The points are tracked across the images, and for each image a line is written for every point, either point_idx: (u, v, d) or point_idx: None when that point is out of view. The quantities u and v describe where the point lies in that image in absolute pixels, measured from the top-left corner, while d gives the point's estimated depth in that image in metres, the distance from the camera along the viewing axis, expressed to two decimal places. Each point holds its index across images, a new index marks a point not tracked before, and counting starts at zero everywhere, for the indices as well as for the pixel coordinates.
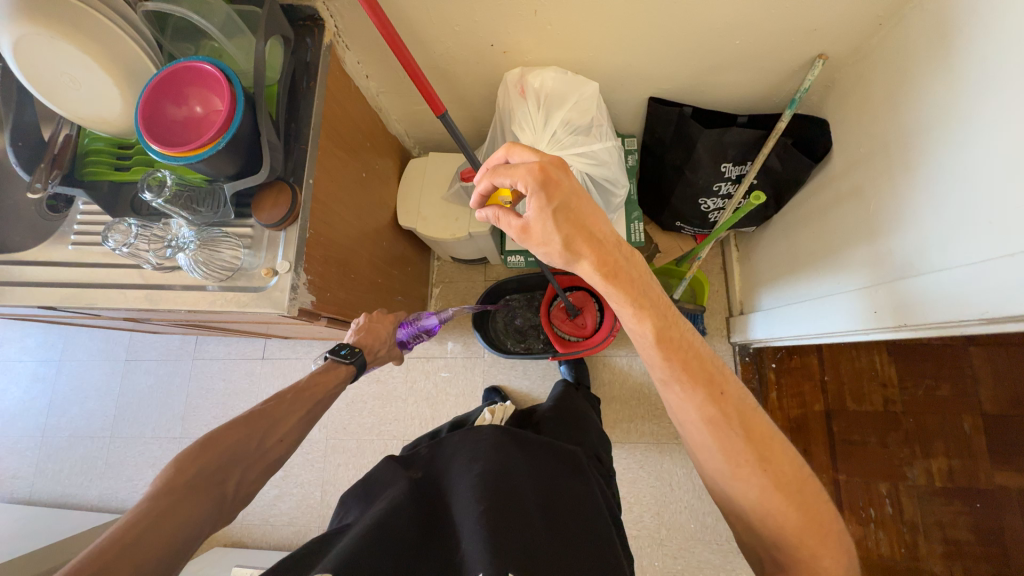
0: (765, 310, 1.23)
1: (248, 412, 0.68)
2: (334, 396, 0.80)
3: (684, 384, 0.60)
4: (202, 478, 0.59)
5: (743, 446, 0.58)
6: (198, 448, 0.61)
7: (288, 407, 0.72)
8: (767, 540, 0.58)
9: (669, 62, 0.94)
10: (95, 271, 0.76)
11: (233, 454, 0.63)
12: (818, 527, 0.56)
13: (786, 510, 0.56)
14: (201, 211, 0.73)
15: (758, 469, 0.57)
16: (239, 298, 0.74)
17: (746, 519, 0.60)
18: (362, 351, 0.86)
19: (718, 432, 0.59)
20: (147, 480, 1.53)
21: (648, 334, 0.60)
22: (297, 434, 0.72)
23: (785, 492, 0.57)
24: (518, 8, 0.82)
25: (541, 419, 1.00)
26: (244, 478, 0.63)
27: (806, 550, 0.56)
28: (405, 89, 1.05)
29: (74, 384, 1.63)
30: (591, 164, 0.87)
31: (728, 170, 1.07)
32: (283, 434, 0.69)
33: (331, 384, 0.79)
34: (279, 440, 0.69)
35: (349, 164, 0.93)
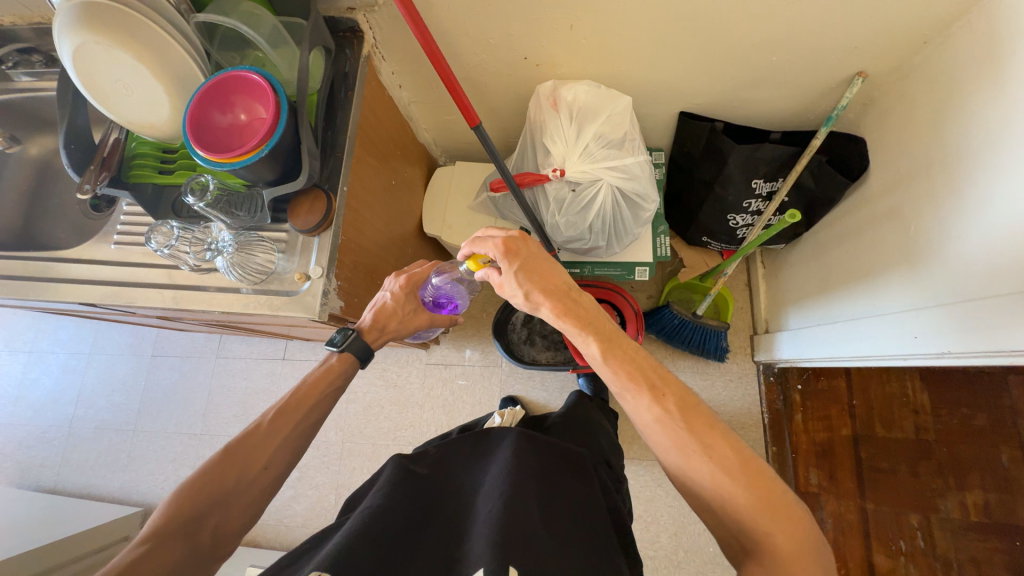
0: (794, 329, 1.20)
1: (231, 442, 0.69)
2: (332, 398, 0.78)
3: (630, 391, 0.60)
4: (184, 517, 0.62)
5: (692, 439, 0.56)
6: (182, 492, 0.64)
7: (273, 426, 0.71)
8: (734, 531, 0.54)
9: (704, 77, 0.93)
10: (134, 271, 0.78)
11: (213, 490, 0.65)
12: (772, 510, 0.52)
13: (736, 494, 0.54)
14: (238, 215, 0.75)
15: (699, 454, 0.56)
16: (272, 302, 0.75)
17: (707, 508, 0.57)
18: (360, 335, 0.81)
19: (671, 430, 0.57)
20: (168, 475, 1.56)
21: (593, 352, 0.62)
22: (291, 451, 0.72)
23: (732, 477, 0.54)
24: (554, 22, 0.82)
25: (551, 425, 0.98)
26: (226, 515, 0.65)
27: (764, 533, 0.52)
28: (437, 99, 1.06)
29: (102, 377, 1.67)
30: (622, 178, 0.86)
31: (759, 187, 1.06)
32: (268, 459, 0.69)
33: (329, 383, 0.77)
34: (263, 468, 0.68)
35: (380, 172, 0.94)
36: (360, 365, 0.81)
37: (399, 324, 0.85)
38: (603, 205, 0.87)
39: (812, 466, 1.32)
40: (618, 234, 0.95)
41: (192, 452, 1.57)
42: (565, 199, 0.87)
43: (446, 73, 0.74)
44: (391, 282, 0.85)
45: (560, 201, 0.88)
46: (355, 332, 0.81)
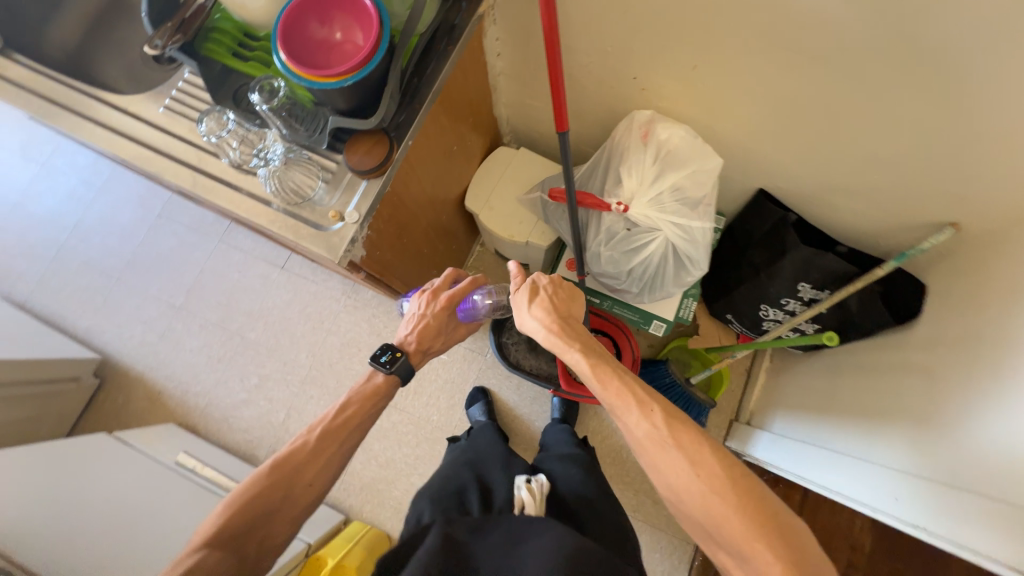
0: (774, 433, 1.19)
1: (275, 462, 0.70)
2: (370, 416, 0.78)
3: (620, 407, 0.66)
4: (237, 530, 0.65)
5: (683, 460, 0.61)
6: (228, 510, 0.66)
7: (317, 446, 0.72)
8: (726, 548, 0.58)
9: (798, 166, 0.89)
10: (172, 143, 0.75)
11: (264, 506, 0.67)
12: (762, 528, 0.55)
13: (725, 512, 0.57)
14: (297, 130, 0.71)
15: (689, 474, 0.60)
16: (298, 229, 0.72)
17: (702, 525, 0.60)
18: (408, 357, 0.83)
19: (662, 448, 0.62)
20: (135, 334, 1.56)
21: (582, 364, 0.69)
22: (333, 472, 0.73)
23: (721, 494, 0.58)
24: (678, 56, 0.78)
25: (578, 506, 0.83)
26: (272, 529, 0.68)
27: (752, 554, 0.55)
28: (529, 81, 1.02)
29: (103, 216, 1.65)
30: (681, 237, 0.83)
31: (803, 291, 1.02)
32: (310, 478, 0.71)
33: (373, 404, 0.78)
34: (308, 484, 0.70)
35: (446, 135, 0.90)
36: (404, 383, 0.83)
37: (433, 345, 0.88)
38: (652, 255, 0.84)
39: None
40: (654, 287, 0.92)
41: (166, 322, 1.57)
42: (616, 235, 0.85)
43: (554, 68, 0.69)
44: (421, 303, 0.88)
45: (610, 235, 0.85)
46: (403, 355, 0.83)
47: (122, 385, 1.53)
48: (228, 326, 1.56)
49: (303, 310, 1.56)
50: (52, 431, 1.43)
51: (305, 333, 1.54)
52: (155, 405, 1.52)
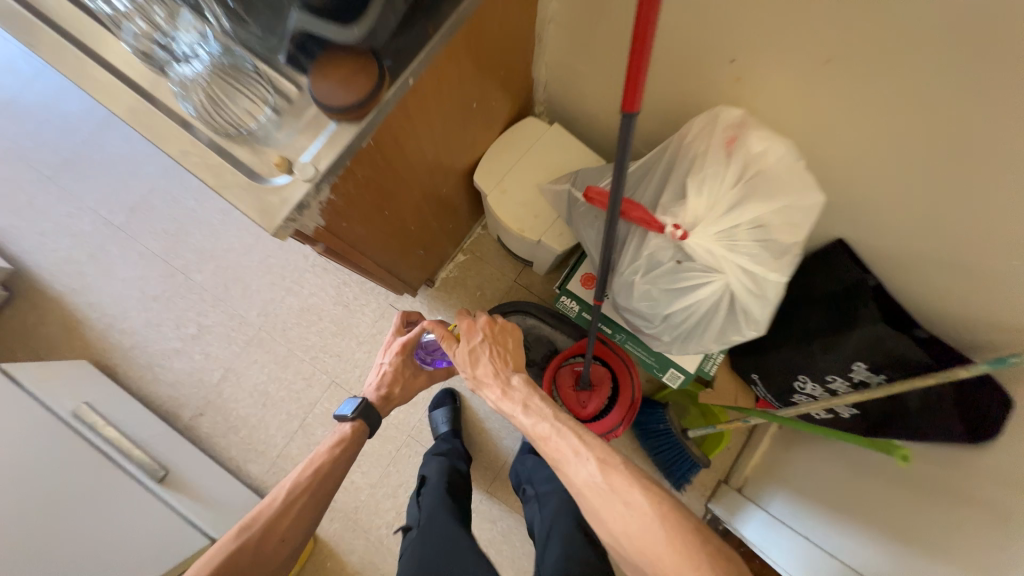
0: (766, 512, 1.06)
1: (246, 518, 0.66)
2: (345, 465, 0.76)
3: (563, 449, 0.62)
4: None
5: (625, 495, 0.58)
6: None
7: (291, 500, 0.69)
8: None
9: (904, 220, 0.70)
10: (81, 16, 0.54)
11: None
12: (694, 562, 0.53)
13: (661, 552, 0.54)
14: (247, 27, 0.50)
15: (630, 508, 0.57)
16: (224, 172, 0.50)
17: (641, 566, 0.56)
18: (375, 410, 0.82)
19: (606, 489, 0.59)
20: (60, 249, 1.32)
21: (523, 413, 0.66)
22: (309, 519, 0.70)
23: (657, 529, 0.56)
24: (805, 37, 0.57)
25: None
26: None
27: None
28: (587, 40, 0.79)
29: (45, 101, 1.38)
30: (748, 287, 0.63)
31: (856, 372, 0.83)
32: (282, 536, 0.67)
33: (345, 454, 0.77)
34: (279, 542, 0.67)
35: (467, 85, 0.68)
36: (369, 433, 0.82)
37: (402, 393, 0.87)
38: (701, 302, 0.64)
39: None
40: (686, 340, 0.72)
41: (99, 241, 1.33)
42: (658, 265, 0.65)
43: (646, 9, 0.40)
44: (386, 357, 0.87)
45: (650, 264, 0.65)
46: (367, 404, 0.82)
47: (35, 305, 1.30)
48: (173, 261, 1.33)
49: (264, 260, 1.34)
50: None
51: (261, 287, 1.33)
52: (71, 335, 1.30)
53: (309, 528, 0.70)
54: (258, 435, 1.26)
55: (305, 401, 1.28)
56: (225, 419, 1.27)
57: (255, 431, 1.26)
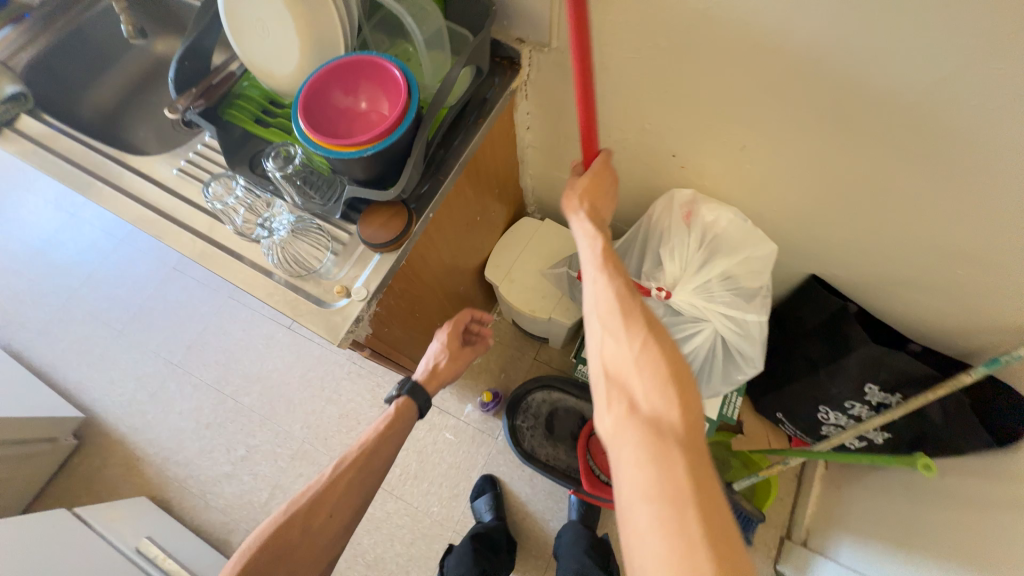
0: (842, 564, 0.99)
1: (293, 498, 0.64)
2: (394, 441, 0.73)
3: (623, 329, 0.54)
4: None
5: (671, 492, 0.44)
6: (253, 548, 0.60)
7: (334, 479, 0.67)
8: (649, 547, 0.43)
9: (864, 254, 0.79)
10: (180, 206, 0.70)
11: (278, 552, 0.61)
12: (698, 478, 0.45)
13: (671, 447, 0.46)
14: (311, 198, 0.65)
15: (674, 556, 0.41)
16: (297, 305, 0.64)
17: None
18: (421, 388, 0.79)
19: (663, 483, 0.45)
20: (125, 393, 1.46)
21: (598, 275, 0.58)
22: (354, 508, 0.66)
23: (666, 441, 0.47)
24: (725, 135, 0.72)
25: None
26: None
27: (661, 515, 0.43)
28: (559, 153, 0.97)
29: (117, 266, 1.62)
30: (734, 331, 0.72)
31: (871, 394, 0.87)
32: (332, 510, 0.65)
33: (395, 427, 0.73)
34: (326, 515, 0.64)
35: (469, 206, 0.85)
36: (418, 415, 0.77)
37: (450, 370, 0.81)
38: (697, 348, 0.73)
39: None
40: (703, 383, 0.79)
41: (159, 379, 1.48)
42: None
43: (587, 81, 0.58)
44: (440, 335, 0.86)
45: None
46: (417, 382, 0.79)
47: (101, 448, 1.41)
48: (222, 388, 1.45)
49: (304, 374, 1.45)
50: (15, 499, 1.29)
51: (302, 400, 1.42)
52: (130, 473, 1.38)
53: (348, 529, 0.66)
54: None
55: None
56: None
57: None
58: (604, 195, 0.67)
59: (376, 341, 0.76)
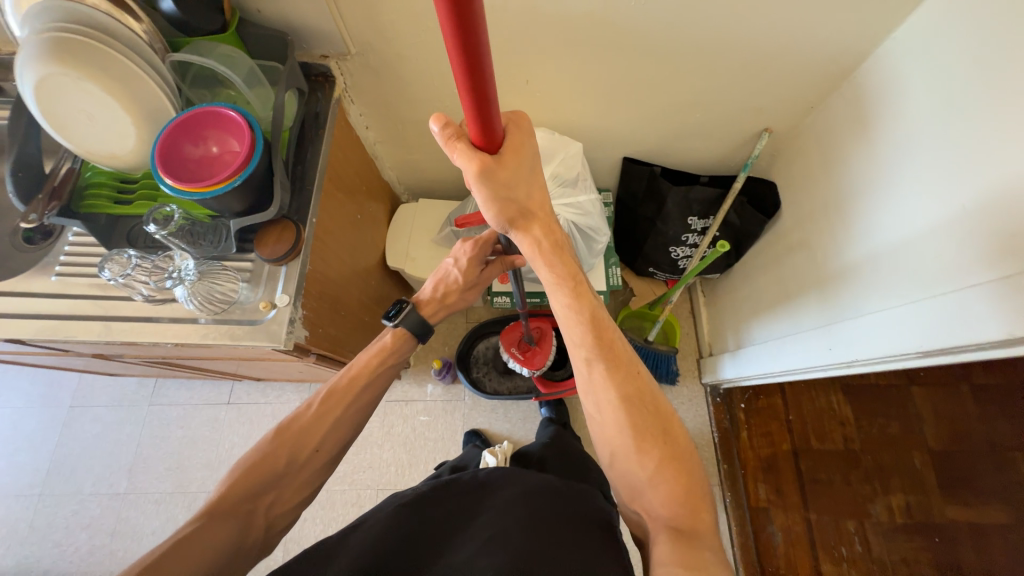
0: (732, 351, 1.32)
1: (282, 424, 0.69)
2: (385, 379, 0.78)
3: (585, 330, 0.66)
4: (230, 504, 0.61)
5: (648, 432, 0.64)
6: (244, 468, 0.65)
7: (323, 409, 0.71)
8: (637, 486, 0.63)
9: (643, 129, 1.07)
10: (75, 304, 0.74)
11: (265, 479, 0.65)
12: (664, 448, 0.63)
13: (641, 428, 0.64)
14: (201, 245, 0.74)
15: (630, 450, 0.63)
16: (234, 332, 0.73)
17: (630, 489, 0.64)
18: (414, 310, 0.84)
19: (631, 417, 0.64)
20: (79, 546, 1.36)
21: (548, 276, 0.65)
22: (343, 438, 0.72)
23: (638, 426, 0.64)
24: (512, 76, 0.93)
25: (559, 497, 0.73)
26: (278, 499, 0.66)
27: (642, 470, 0.62)
28: (403, 139, 1.12)
29: (4, 434, 1.47)
30: (577, 214, 0.96)
31: (692, 223, 1.19)
32: (317, 445, 0.69)
33: (385, 361, 0.78)
34: (313, 450, 0.69)
35: (346, 206, 0.97)
36: (415, 340, 0.85)
37: (453, 300, 0.91)
38: None
39: (760, 480, 1.41)
40: (577, 263, 1.03)
41: (113, 515, 1.39)
42: None
43: (476, 37, 0.37)
44: (458, 251, 0.90)
45: None
46: (409, 308, 0.84)
47: None
48: (187, 488, 1.41)
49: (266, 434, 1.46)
50: None
51: None
52: None
53: (337, 457, 0.72)
54: None
55: None
56: None
57: None
58: (529, 158, 0.56)
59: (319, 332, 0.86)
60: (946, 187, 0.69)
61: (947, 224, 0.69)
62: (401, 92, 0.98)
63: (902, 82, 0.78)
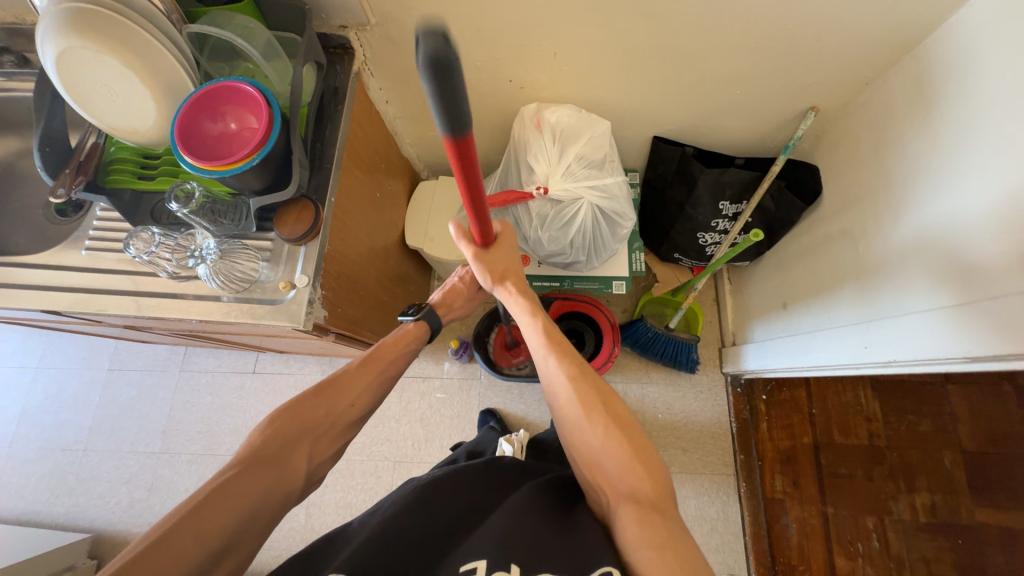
0: (757, 342, 1.27)
1: (314, 388, 0.71)
2: (408, 355, 0.83)
3: (539, 335, 0.79)
4: (272, 449, 0.62)
5: (595, 414, 0.69)
6: (281, 416, 0.66)
7: (348, 380, 0.74)
8: (595, 461, 0.67)
9: (676, 106, 1.01)
10: (104, 278, 0.75)
11: (304, 428, 0.66)
12: (613, 428, 0.68)
13: (593, 408, 0.70)
14: (222, 223, 0.74)
15: (584, 425, 0.69)
16: (254, 311, 0.74)
17: (591, 464, 0.68)
18: (433, 312, 0.89)
19: (581, 400, 0.71)
20: (121, 498, 1.46)
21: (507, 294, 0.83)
22: (370, 400, 0.76)
23: (589, 408, 0.70)
24: (538, 48, 0.88)
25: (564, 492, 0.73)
26: (316, 447, 0.67)
27: (599, 444, 0.67)
28: (423, 114, 1.09)
29: (50, 392, 1.57)
30: (602, 197, 0.91)
31: (725, 208, 1.13)
32: (352, 401, 0.72)
33: (407, 344, 0.83)
34: (350, 405, 0.72)
35: (366, 184, 0.96)
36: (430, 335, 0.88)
37: (459, 308, 0.94)
38: (583, 221, 0.91)
39: (777, 472, 1.37)
40: (599, 247, 0.99)
41: (150, 472, 1.48)
42: (546, 212, 0.91)
43: (477, 185, 0.54)
44: (457, 273, 0.96)
45: (541, 215, 0.91)
46: (426, 311, 0.88)
47: None
48: (217, 450, 1.49)
49: (289, 404, 1.52)
50: None
51: None
52: None
53: (363, 418, 0.75)
54: None
55: (383, 492, 1.42)
56: None
57: None
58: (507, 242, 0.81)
59: (337, 310, 0.86)
60: (1011, 177, 0.63)
61: (1009, 217, 0.63)
62: None
63: (973, 56, 0.70)
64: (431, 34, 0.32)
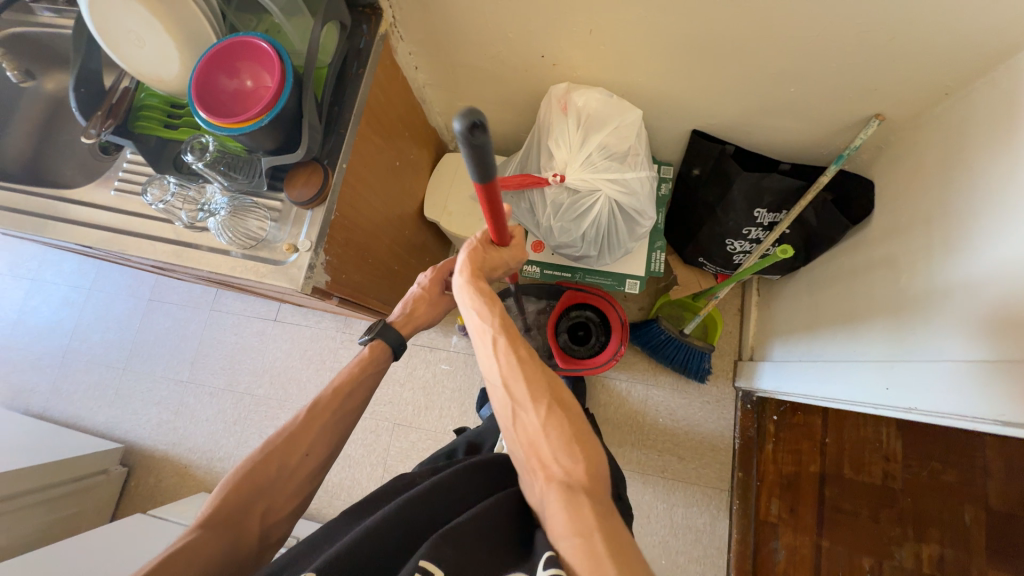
0: (775, 360, 1.20)
1: (270, 438, 0.73)
2: (368, 385, 0.82)
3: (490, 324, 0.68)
4: (232, 514, 0.67)
5: (537, 396, 0.64)
6: (236, 479, 0.69)
7: (307, 420, 0.75)
8: (533, 435, 0.63)
9: (719, 100, 0.92)
10: (129, 220, 0.80)
11: (259, 488, 0.69)
12: (554, 413, 0.63)
13: (533, 389, 0.64)
14: (237, 178, 0.77)
15: (524, 401, 0.64)
16: (258, 269, 0.76)
17: (530, 447, 0.63)
18: (390, 328, 0.85)
19: (524, 375, 0.65)
20: (151, 418, 1.61)
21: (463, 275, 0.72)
22: (331, 445, 0.76)
23: (531, 391, 0.64)
24: (574, 25, 0.82)
25: None
26: (272, 507, 0.70)
27: (539, 422, 0.63)
28: (453, 83, 1.05)
29: (99, 313, 1.71)
30: (621, 192, 0.87)
31: (761, 216, 1.04)
32: (309, 449, 0.73)
33: (368, 372, 0.82)
34: (307, 455, 0.73)
35: (385, 152, 0.95)
36: (393, 354, 0.86)
37: (424, 316, 0.88)
38: (598, 215, 0.87)
39: (774, 496, 1.32)
40: (614, 245, 0.96)
41: (177, 399, 1.62)
42: (562, 200, 0.86)
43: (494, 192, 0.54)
44: (423, 278, 0.91)
45: (557, 202, 0.87)
46: (387, 325, 0.85)
47: (148, 469, 1.57)
48: (235, 387, 1.60)
49: (303, 355, 1.59)
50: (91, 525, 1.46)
51: (309, 376, 1.57)
52: (183, 480, 1.54)
53: (325, 464, 0.76)
54: (355, 493, 1.45)
55: (380, 449, 1.49)
56: (325, 491, 1.47)
57: (350, 491, 1.45)
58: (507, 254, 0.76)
59: (341, 277, 0.87)
60: None
61: None
62: (453, 31, 0.89)
63: None
64: (469, 120, 0.41)
